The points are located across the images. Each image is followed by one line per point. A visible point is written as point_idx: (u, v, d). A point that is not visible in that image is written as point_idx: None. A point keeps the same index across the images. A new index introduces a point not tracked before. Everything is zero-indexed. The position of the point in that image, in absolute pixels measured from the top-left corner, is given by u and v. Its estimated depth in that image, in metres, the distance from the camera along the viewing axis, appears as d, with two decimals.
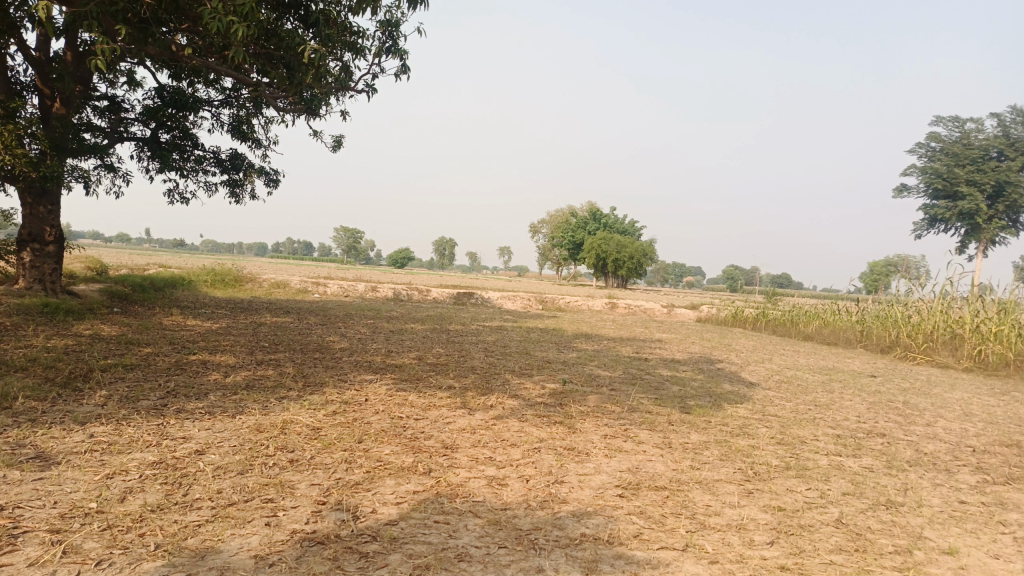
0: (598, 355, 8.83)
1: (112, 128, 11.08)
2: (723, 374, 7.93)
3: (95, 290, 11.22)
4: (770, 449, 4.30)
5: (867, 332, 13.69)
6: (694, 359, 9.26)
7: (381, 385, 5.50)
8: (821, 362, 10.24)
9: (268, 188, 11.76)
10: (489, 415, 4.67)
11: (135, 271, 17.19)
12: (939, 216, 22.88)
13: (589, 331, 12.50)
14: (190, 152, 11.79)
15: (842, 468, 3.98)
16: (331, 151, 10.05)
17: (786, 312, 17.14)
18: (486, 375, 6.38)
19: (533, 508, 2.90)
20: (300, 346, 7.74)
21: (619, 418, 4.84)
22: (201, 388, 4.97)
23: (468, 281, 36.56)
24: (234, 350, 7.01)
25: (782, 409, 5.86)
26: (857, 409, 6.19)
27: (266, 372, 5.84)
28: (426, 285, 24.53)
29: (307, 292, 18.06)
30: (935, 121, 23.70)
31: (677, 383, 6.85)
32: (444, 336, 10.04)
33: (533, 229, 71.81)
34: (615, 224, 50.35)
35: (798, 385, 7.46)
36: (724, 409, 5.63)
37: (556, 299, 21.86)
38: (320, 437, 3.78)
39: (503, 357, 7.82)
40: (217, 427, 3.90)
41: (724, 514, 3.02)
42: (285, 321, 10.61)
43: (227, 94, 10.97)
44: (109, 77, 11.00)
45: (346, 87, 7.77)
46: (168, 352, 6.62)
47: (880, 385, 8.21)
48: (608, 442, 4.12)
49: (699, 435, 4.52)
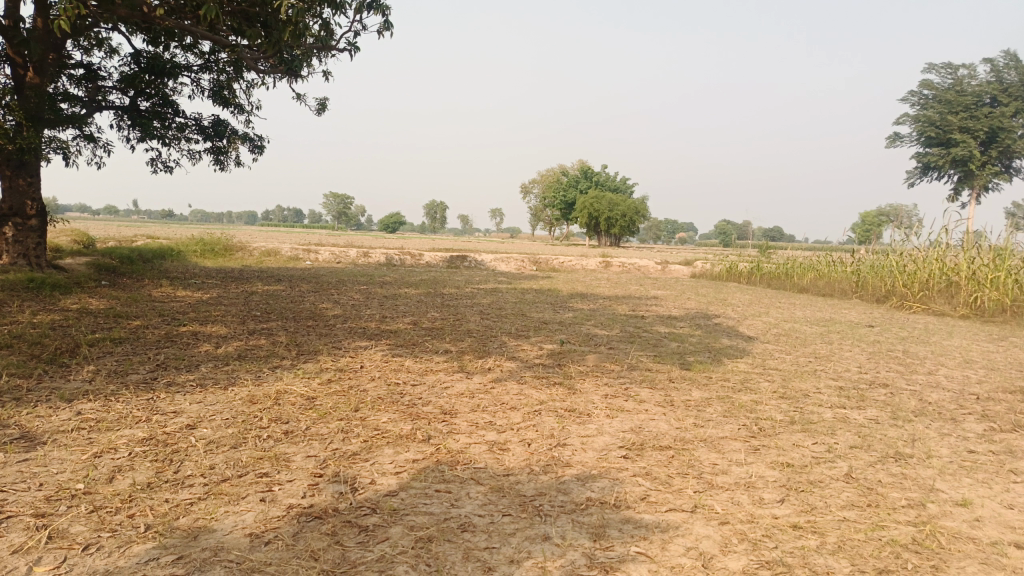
0: (594, 314, 8.74)
1: (90, 96, 10.77)
2: (721, 328, 7.86)
3: (82, 264, 11.03)
4: (774, 404, 4.23)
5: (863, 282, 13.64)
6: (691, 314, 9.19)
7: (376, 351, 5.40)
8: (818, 314, 10.18)
9: (253, 154, 11.52)
10: (487, 378, 4.58)
11: (123, 242, 16.96)
12: (933, 164, 22.71)
13: (584, 291, 12.43)
14: (171, 120, 11.50)
15: (848, 421, 3.92)
16: (315, 115, 9.80)
17: (781, 264, 17.06)
18: (483, 337, 6.30)
19: (536, 473, 2.82)
20: (293, 314, 7.62)
21: (620, 377, 4.76)
22: (192, 360, 4.86)
23: (460, 243, 36.41)
24: (226, 320, 6.89)
25: (782, 362, 5.80)
26: (858, 360, 6.14)
27: (259, 341, 5.73)
28: (419, 249, 24.36)
29: (298, 259, 17.88)
30: (928, 68, 23.35)
31: (675, 339, 6.77)
32: (439, 300, 9.94)
33: (524, 189, 71.31)
34: (607, 182, 49.97)
35: (797, 338, 7.40)
36: (724, 364, 5.56)
37: (550, 259, 21.72)
38: (316, 406, 3.70)
39: (499, 319, 7.74)
40: (209, 400, 3.80)
41: (732, 472, 2.95)
42: (277, 289, 10.48)
43: (205, 59, 10.65)
44: (83, 43, 10.65)
45: (328, 46, 7.51)
46: (157, 324, 6.50)
47: (878, 335, 8.16)
48: (610, 402, 4.04)
49: (701, 392, 4.45)
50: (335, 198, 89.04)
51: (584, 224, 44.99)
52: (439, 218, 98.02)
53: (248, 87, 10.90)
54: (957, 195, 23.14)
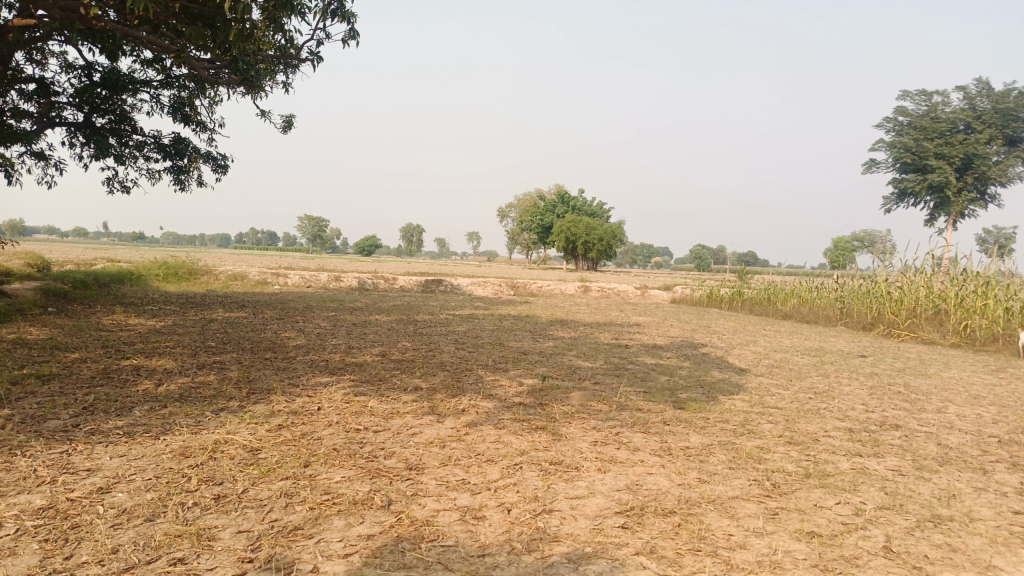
0: (576, 343, 8.26)
1: (41, 112, 10.18)
2: (710, 360, 7.42)
3: (29, 288, 10.34)
4: (783, 452, 3.76)
5: (847, 310, 13.34)
6: (677, 344, 8.74)
7: (337, 390, 4.86)
8: (807, 343, 9.79)
9: (217, 174, 10.99)
10: (461, 422, 4.06)
11: (80, 266, 16.17)
12: (909, 190, 22.70)
13: (564, 317, 11.99)
14: (129, 137, 10.93)
15: (868, 473, 3.47)
16: (281, 132, 9.31)
17: (762, 290, 16.74)
18: (457, 372, 5.77)
19: (518, 553, 2.31)
20: (252, 345, 7.05)
21: (609, 419, 4.27)
22: (125, 402, 4.28)
23: (435, 268, 35.94)
24: (176, 352, 6.30)
25: (781, 399, 5.36)
26: (860, 396, 5.71)
27: (208, 378, 5.15)
28: (393, 273, 23.79)
29: (267, 284, 17.22)
30: (903, 94, 23.39)
31: (664, 372, 6.30)
32: (411, 327, 9.41)
33: (500, 213, 71.07)
34: (583, 206, 49.79)
35: (791, 371, 6.97)
36: (720, 401, 5.10)
37: (527, 283, 21.26)
38: (258, 461, 3.17)
39: (474, 350, 7.22)
40: (133, 454, 3.25)
41: (751, 546, 2.46)
42: (239, 316, 9.89)
43: (166, 74, 10.14)
44: (35, 55, 10.07)
45: (289, 54, 7.06)
46: (98, 357, 5.89)
47: (874, 366, 7.77)
48: (599, 452, 3.56)
49: (700, 437, 3.97)
50: (310, 220, 87.94)
51: (561, 248, 44.70)
52: (415, 242, 97.31)
53: (212, 103, 10.41)
54: (933, 221, 23.17)
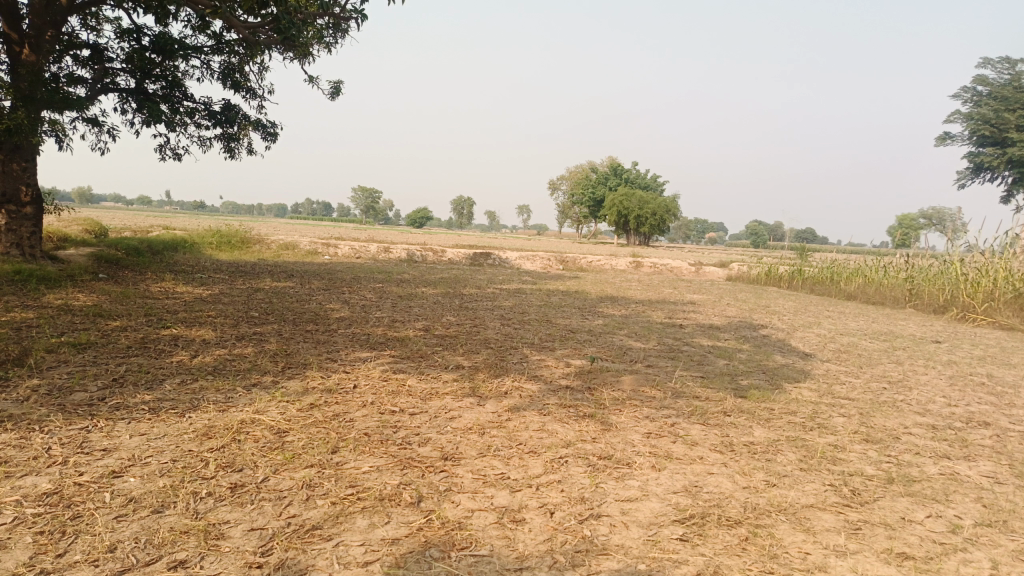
0: (627, 322, 7.88)
1: (94, 78, 10.20)
2: (771, 343, 6.96)
3: (83, 254, 10.46)
4: (859, 453, 3.38)
5: (917, 291, 12.57)
6: (734, 324, 8.29)
7: (375, 366, 4.63)
8: (875, 326, 9.20)
9: (266, 142, 10.88)
10: (502, 406, 3.78)
11: (137, 233, 16.42)
12: (986, 165, 21.37)
13: (615, 293, 11.58)
14: (180, 104, 10.90)
15: (960, 480, 3.06)
16: (328, 99, 9.12)
17: (825, 269, 15.98)
18: (502, 350, 5.48)
19: (560, 568, 2.02)
20: (294, 316, 6.89)
21: (663, 408, 3.93)
22: (157, 375, 4.12)
23: (483, 241, 35.72)
24: (216, 322, 6.18)
25: (853, 390, 4.92)
26: (940, 387, 5.22)
27: (245, 350, 4.98)
28: (443, 245, 23.66)
29: (317, 254, 17.24)
30: (983, 62, 21.94)
31: (722, 356, 5.90)
32: (457, 301, 9.16)
33: (551, 186, 70.30)
34: (636, 179, 48.75)
35: (860, 357, 6.47)
36: (786, 390, 4.70)
37: (577, 258, 20.84)
38: (282, 446, 2.94)
39: (521, 327, 6.92)
40: (155, 433, 3.06)
41: (832, 569, 2.12)
42: (285, 286, 9.79)
43: (217, 39, 10.02)
44: (89, 21, 10.07)
45: (331, 11, 6.86)
46: (139, 325, 5.80)
47: (950, 353, 7.20)
48: (654, 446, 3.23)
49: (765, 432, 3.61)
50: (363, 190, 88.63)
51: (613, 223, 43.95)
52: (465, 215, 97.33)
53: (261, 70, 10.27)
54: (1011, 198, 21.80)
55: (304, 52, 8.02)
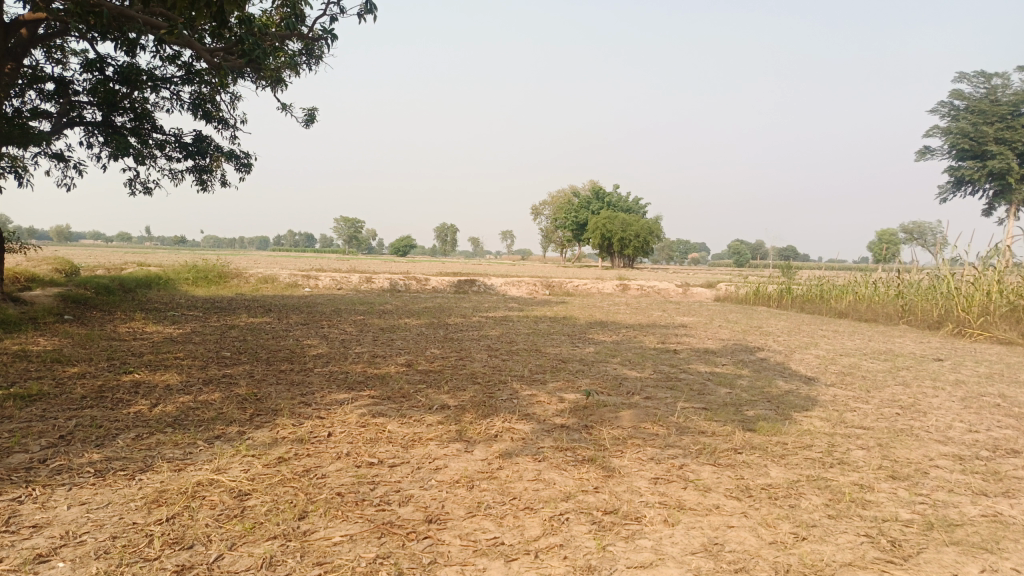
0: (620, 349, 7.56)
1: (59, 112, 9.84)
2: (771, 367, 6.64)
3: (48, 295, 10.00)
4: (888, 494, 3.06)
5: (910, 307, 12.36)
6: (730, 348, 7.97)
7: (353, 410, 4.26)
8: (873, 345, 8.93)
9: (240, 173, 10.56)
10: (492, 452, 3.43)
11: (110, 271, 15.92)
12: (967, 178, 21.41)
13: (604, 318, 11.27)
14: (150, 137, 10.55)
15: (1005, 522, 2.74)
16: (303, 126, 8.83)
17: (814, 286, 15.79)
18: (490, 385, 5.13)
19: None
20: (268, 355, 6.49)
21: (669, 447, 3.59)
22: (109, 429, 3.72)
23: (466, 268, 35.42)
24: (184, 365, 5.76)
25: (865, 417, 4.61)
26: (955, 410, 4.93)
27: (211, 396, 4.58)
28: (427, 273, 23.31)
29: (297, 287, 16.84)
30: (959, 76, 22.07)
31: (723, 384, 5.58)
32: (442, 332, 8.81)
33: (534, 211, 70.36)
34: (618, 202, 48.76)
35: (865, 379, 6.16)
36: (795, 420, 4.39)
37: (563, 282, 20.58)
38: (241, 514, 2.57)
39: (509, 358, 6.57)
40: (97, 502, 2.67)
41: None
42: (261, 322, 9.38)
43: (186, 70, 9.72)
44: (53, 54, 9.74)
45: (299, 30, 6.60)
46: (99, 371, 5.38)
47: (955, 371, 6.92)
48: (664, 495, 2.89)
49: (783, 472, 3.28)
50: (345, 221, 88.27)
51: (596, 245, 43.84)
52: (449, 242, 97.28)
53: (233, 99, 9.97)
54: (993, 210, 21.83)
55: (275, 80, 7.79)
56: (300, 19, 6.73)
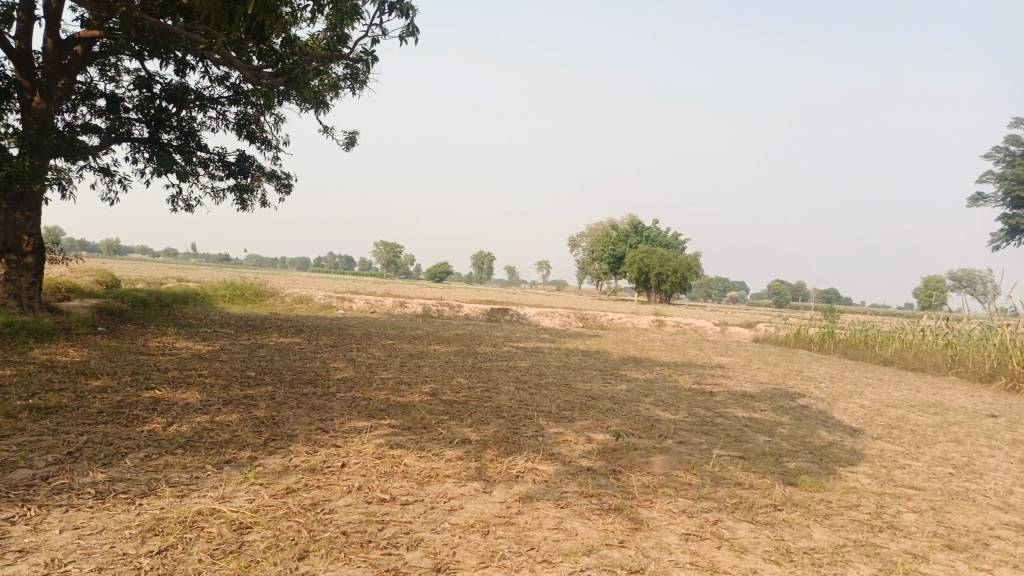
0: (653, 387, 7.28)
1: (108, 128, 10.03)
2: (813, 415, 6.30)
3: (86, 306, 10.11)
4: (946, 566, 2.76)
5: (960, 358, 11.81)
6: (769, 392, 7.62)
7: (371, 439, 4.09)
8: (921, 396, 8.48)
9: (279, 194, 10.61)
10: (512, 494, 3.22)
11: (150, 284, 16.16)
12: (1021, 226, 20.66)
13: (638, 355, 10.99)
14: (195, 155, 10.69)
15: None
16: (343, 150, 8.84)
17: (857, 331, 15.26)
18: (516, 420, 4.93)
19: None
20: (293, 376, 6.38)
21: (702, 499, 3.34)
22: (119, 447, 3.61)
23: (501, 297, 35.33)
24: (206, 383, 5.67)
25: (917, 476, 4.28)
26: (1015, 473, 4.56)
27: (228, 418, 4.45)
28: (461, 300, 23.26)
29: (330, 308, 16.87)
30: (1015, 121, 21.38)
31: (761, 431, 5.28)
32: (470, 361, 8.64)
33: (572, 242, 70.30)
34: (656, 237, 48.38)
35: (914, 434, 5.79)
36: (840, 476, 4.09)
37: (598, 315, 20.31)
38: (238, 550, 2.40)
39: (538, 392, 6.36)
40: (91, 527, 2.53)
41: None
42: (291, 342, 9.33)
43: (233, 90, 9.84)
44: (107, 72, 9.96)
45: (339, 52, 6.62)
46: (121, 386, 5.31)
47: (1012, 430, 6.49)
48: (695, 555, 2.65)
49: (827, 535, 3.01)
50: (384, 245, 89.23)
51: (633, 280, 43.42)
52: (485, 270, 97.58)
53: (277, 121, 10.05)
54: None
55: (317, 103, 7.83)
56: (343, 42, 6.75)
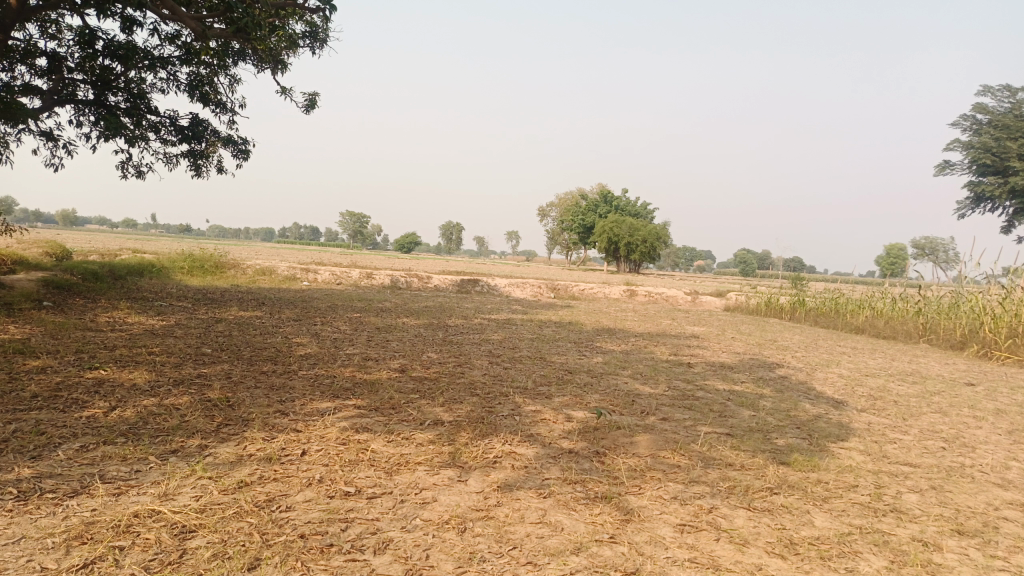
0: (630, 359, 7.05)
1: (50, 89, 9.37)
2: (794, 387, 6.13)
3: (31, 279, 9.53)
4: (960, 554, 2.57)
5: (931, 326, 11.81)
6: (747, 363, 7.44)
7: (334, 423, 3.78)
8: (898, 365, 8.39)
9: (237, 160, 10.09)
10: (489, 483, 2.95)
11: (104, 256, 15.47)
12: (987, 194, 20.81)
13: (611, 325, 10.77)
14: (145, 118, 10.08)
15: None
16: (303, 112, 8.37)
17: (828, 300, 15.23)
18: (490, 398, 4.65)
19: None
20: (252, 353, 6.01)
21: (694, 483, 3.11)
22: (51, 437, 3.23)
23: (471, 267, 34.91)
24: (157, 362, 5.27)
25: (910, 452, 4.11)
26: (1005, 447, 4.42)
27: (178, 400, 4.10)
28: (430, 272, 22.85)
29: (295, 280, 16.37)
30: (983, 89, 21.40)
31: (745, 405, 5.08)
32: (440, 334, 8.32)
33: (541, 212, 69.89)
34: (626, 207, 48.23)
35: (898, 405, 5.66)
36: (833, 453, 3.89)
37: (569, 285, 20.07)
38: (179, 560, 2.08)
39: (512, 367, 6.08)
40: (5, 535, 2.18)
41: None
42: (252, 316, 8.92)
43: (185, 49, 9.25)
44: (47, 27, 9.26)
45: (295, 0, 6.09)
46: (62, 366, 4.90)
47: (992, 398, 6.40)
48: (695, 551, 2.40)
49: (829, 522, 2.80)
50: (350, 216, 87.92)
51: (603, 249, 43.29)
52: (454, 240, 96.96)
53: (233, 82, 9.50)
54: (1013, 228, 21.20)
55: (274, 62, 7.32)
56: None
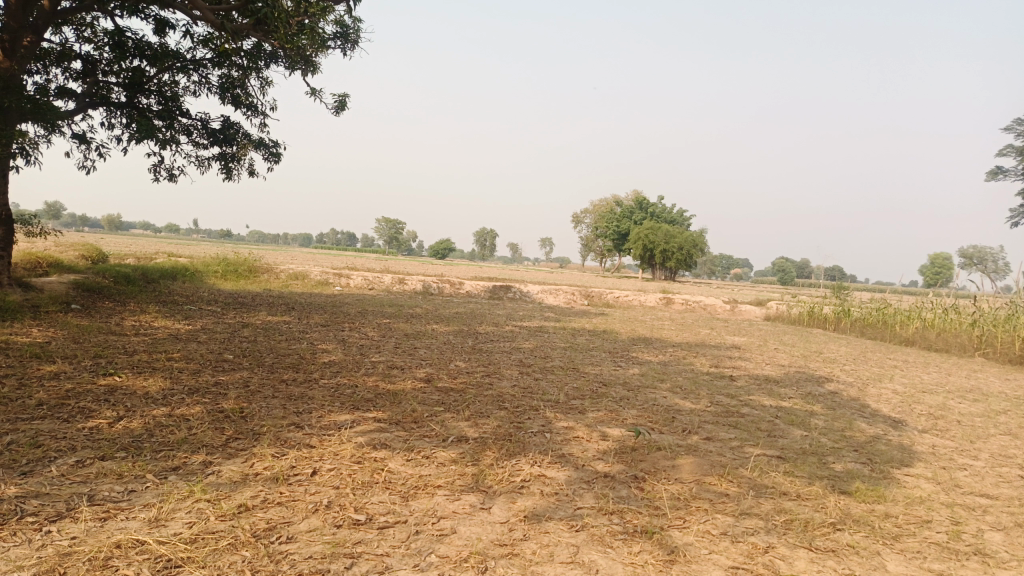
0: (668, 371, 6.68)
1: (84, 92, 9.35)
2: (846, 403, 5.71)
3: (62, 281, 9.52)
4: None
5: (987, 338, 11.18)
6: (793, 377, 7.01)
7: (350, 438, 3.51)
8: (956, 381, 7.86)
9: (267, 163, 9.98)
10: (515, 512, 2.65)
11: (140, 260, 15.58)
12: None
13: (647, 334, 10.38)
14: (177, 121, 10.01)
15: None
16: (333, 112, 8.18)
17: (876, 310, 14.60)
18: (520, 412, 4.34)
19: None
20: (274, 360, 5.79)
21: (745, 517, 2.76)
22: (46, 451, 3.01)
23: (506, 274, 34.68)
24: (174, 368, 5.08)
25: (987, 481, 3.69)
26: None
27: (189, 411, 3.88)
28: (464, 278, 22.66)
29: (327, 285, 16.27)
30: None
31: (796, 423, 4.70)
32: (470, 341, 8.04)
33: (576, 218, 69.45)
34: (662, 213, 47.56)
35: (963, 425, 5.20)
36: (898, 482, 3.50)
37: (604, 292, 19.66)
38: None
39: (544, 378, 5.77)
40: None
41: None
42: (280, 321, 8.76)
43: (216, 51, 9.15)
44: (81, 30, 9.25)
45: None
46: (77, 372, 4.73)
47: None
48: None
49: (905, 567, 2.43)
50: (385, 222, 88.59)
51: (638, 256, 42.72)
52: (487, 246, 97.05)
53: (264, 85, 9.39)
54: None
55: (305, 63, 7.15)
56: None
